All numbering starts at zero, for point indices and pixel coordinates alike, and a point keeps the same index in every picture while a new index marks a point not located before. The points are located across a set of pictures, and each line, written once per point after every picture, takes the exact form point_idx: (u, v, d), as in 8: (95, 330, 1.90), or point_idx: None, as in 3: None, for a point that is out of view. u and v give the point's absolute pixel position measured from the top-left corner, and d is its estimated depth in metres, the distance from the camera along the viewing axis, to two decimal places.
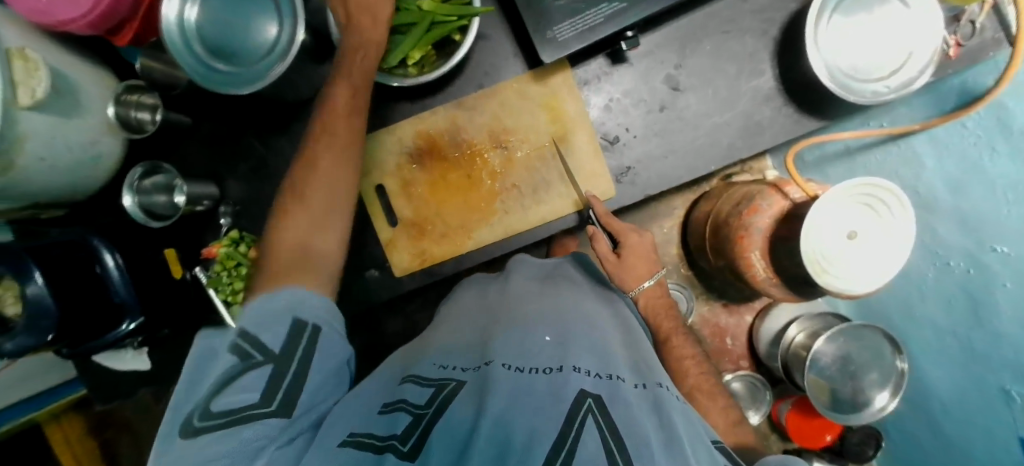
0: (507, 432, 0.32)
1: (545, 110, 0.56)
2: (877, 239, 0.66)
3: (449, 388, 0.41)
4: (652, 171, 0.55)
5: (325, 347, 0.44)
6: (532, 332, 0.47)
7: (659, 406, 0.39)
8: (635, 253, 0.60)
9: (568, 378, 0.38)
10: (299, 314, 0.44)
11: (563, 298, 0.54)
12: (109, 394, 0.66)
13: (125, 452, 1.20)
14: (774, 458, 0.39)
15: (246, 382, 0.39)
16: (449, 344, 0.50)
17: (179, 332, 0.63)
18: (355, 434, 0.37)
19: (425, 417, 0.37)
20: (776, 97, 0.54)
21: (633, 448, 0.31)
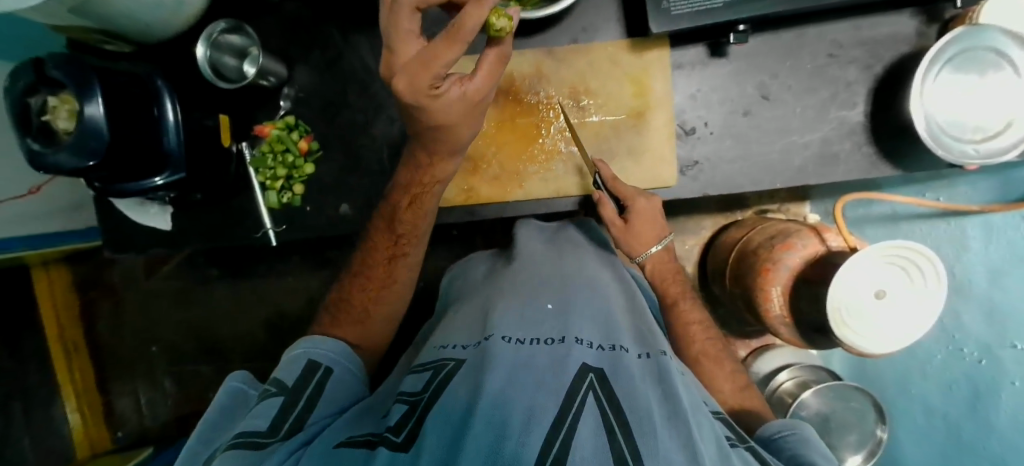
0: (506, 412, 0.30)
1: (631, 82, 0.58)
2: (904, 300, 0.65)
3: (447, 371, 0.39)
4: (717, 171, 0.57)
5: (333, 386, 0.45)
6: (535, 301, 0.46)
7: (663, 375, 0.37)
8: (644, 218, 0.57)
9: (571, 350, 0.37)
10: (313, 356, 0.47)
11: (572, 267, 0.54)
12: (122, 245, 0.66)
13: (105, 317, 1.20)
14: (779, 424, 0.45)
15: (260, 411, 0.39)
16: (451, 330, 0.49)
17: (208, 202, 0.64)
18: (354, 436, 0.35)
19: (421, 403, 0.36)
20: (861, 132, 0.55)
21: (635, 425, 0.30)
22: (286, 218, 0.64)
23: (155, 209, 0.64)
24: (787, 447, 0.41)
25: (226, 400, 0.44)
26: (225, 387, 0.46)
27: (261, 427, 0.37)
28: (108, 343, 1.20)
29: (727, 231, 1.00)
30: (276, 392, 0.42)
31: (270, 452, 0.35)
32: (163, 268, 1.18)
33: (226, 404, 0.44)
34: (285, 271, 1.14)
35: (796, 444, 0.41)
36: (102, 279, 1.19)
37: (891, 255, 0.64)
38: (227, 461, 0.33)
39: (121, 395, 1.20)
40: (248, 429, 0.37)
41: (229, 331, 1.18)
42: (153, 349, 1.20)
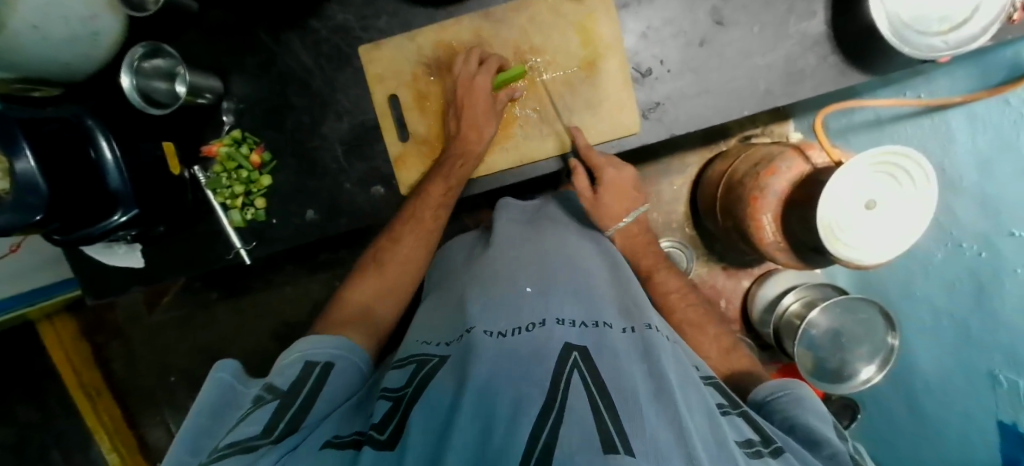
0: (491, 404, 0.30)
1: (577, 30, 0.56)
2: (894, 208, 0.64)
3: (429, 364, 0.40)
4: (681, 109, 0.56)
5: (332, 384, 0.43)
6: (513, 285, 0.48)
7: (648, 346, 0.39)
8: (614, 188, 0.58)
9: (551, 333, 0.39)
10: (310, 358, 0.45)
11: (549, 245, 0.56)
12: (101, 289, 0.65)
13: (117, 357, 1.20)
14: (774, 383, 0.46)
15: (254, 416, 0.37)
16: (428, 326, 0.51)
17: (174, 231, 0.63)
18: (341, 436, 0.34)
19: (404, 399, 0.36)
20: (824, 43, 0.52)
21: (621, 407, 0.30)
22: (253, 235, 0.63)
23: (123, 249, 0.63)
24: (780, 409, 0.43)
25: (219, 397, 0.42)
26: (216, 376, 0.44)
27: (253, 431, 0.35)
28: (125, 380, 1.21)
29: (712, 167, 0.98)
30: (271, 396, 0.40)
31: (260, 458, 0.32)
32: (163, 300, 1.18)
33: (217, 401, 0.42)
34: (283, 282, 1.14)
35: (785, 403, 0.43)
36: (105, 321, 1.19)
37: (890, 161, 0.62)
38: None
39: (150, 427, 1.22)
40: (238, 436, 0.35)
41: (240, 348, 1.18)
42: (170, 379, 1.21)
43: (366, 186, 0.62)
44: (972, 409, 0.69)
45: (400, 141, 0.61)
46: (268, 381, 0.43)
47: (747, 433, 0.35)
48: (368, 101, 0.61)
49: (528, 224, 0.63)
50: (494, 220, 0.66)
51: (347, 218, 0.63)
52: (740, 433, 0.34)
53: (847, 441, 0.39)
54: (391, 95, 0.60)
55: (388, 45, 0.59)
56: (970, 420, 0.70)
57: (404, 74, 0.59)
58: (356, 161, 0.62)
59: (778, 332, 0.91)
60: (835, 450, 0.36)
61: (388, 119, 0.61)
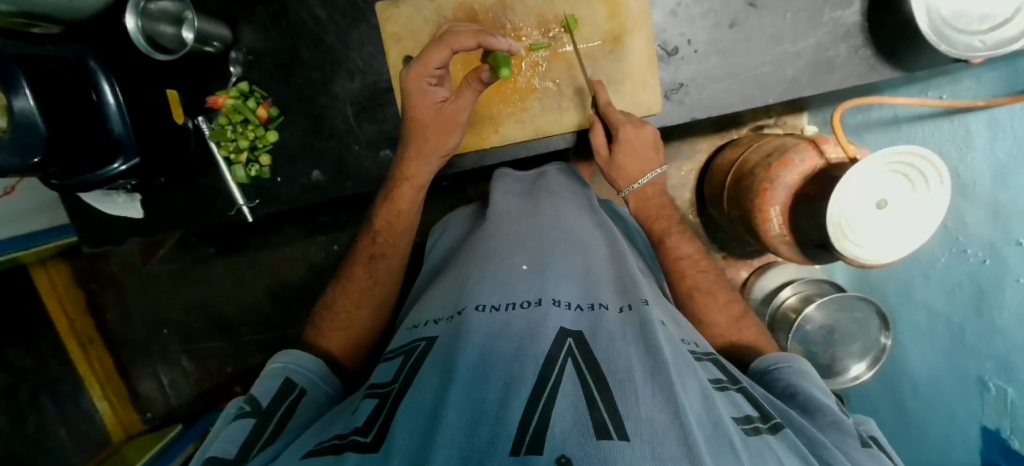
0: (480, 395, 0.30)
1: (603, 2, 0.53)
2: (904, 208, 0.64)
3: (419, 350, 0.41)
4: (705, 92, 0.55)
5: (302, 411, 0.44)
6: (508, 265, 0.48)
7: (644, 324, 0.39)
8: (629, 148, 0.54)
9: (547, 314, 0.39)
10: (290, 376, 0.47)
11: (544, 223, 0.55)
12: (99, 238, 0.64)
13: (110, 305, 1.20)
14: (775, 355, 0.48)
15: (228, 435, 0.39)
16: (426, 306, 0.50)
17: (176, 183, 0.62)
18: (324, 442, 0.34)
19: (391, 394, 0.37)
20: (857, 34, 0.51)
21: (616, 386, 0.30)
22: (257, 192, 0.62)
23: (122, 198, 0.61)
24: (783, 378, 0.44)
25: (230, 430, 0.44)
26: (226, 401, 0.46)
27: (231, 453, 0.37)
28: (119, 329, 1.21)
29: (722, 155, 0.97)
30: (249, 412, 0.42)
31: None
32: (159, 252, 1.18)
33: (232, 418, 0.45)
34: (280, 242, 1.14)
35: (790, 375, 0.44)
36: (100, 269, 1.19)
37: (910, 165, 0.62)
38: None
39: (141, 377, 1.23)
40: (215, 455, 0.37)
41: (233, 306, 1.19)
42: (163, 331, 1.22)
43: (375, 150, 0.61)
44: (957, 412, 0.72)
45: None
46: (253, 394, 0.44)
47: (745, 409, 0.35)
48: (383, 61, 0.58)
49: (527, 196, 0.64)
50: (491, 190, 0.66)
51: (355, 182, 0.62)
52: (739, 409, 0.35)
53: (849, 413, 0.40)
54: (406, 57, 0.58)
55: (406, 4, 0.56)
56: (951, 421, 0.73)
57: (421, 35, 0.57)
58: (368, 124, 0.60)
59: (771, 324, 0.91)
60: (837, 418, 0.38)
61: None
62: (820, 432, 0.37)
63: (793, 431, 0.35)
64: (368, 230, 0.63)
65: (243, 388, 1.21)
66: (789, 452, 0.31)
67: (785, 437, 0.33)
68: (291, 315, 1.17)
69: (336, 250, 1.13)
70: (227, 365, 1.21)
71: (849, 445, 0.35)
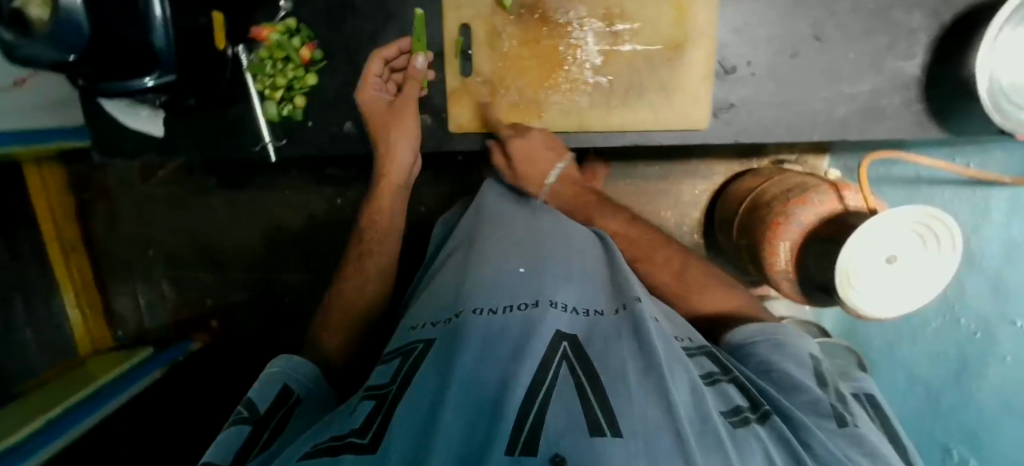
0: (480, 398, 0.31)
1: (673, 7, 0.52)
2: (915, 266, 0.65)
3: (416, 353, 0.39)
4: (752, 117, 0.55)
5: (297, 419, 0.43)
6: (506, 266, 0.46)
7: (636, 323, 0.38)
8: (523, 154, 0.56)
9: (544, 317, 0.38)
10: (288, 383, 0.46)
11: (546, 221, 0.54)
12: (112, 149, 0.62)
13: (100, 218, 1.18)
14: (752, 326, 0.46)
15: (223, 436, 0.38)
16: (420, 307, 0.48)
17: (203, 109, 0.60)
18: (319, 443, 0.33)
19: (389, 396, 0.35)
20: (914, 88, 0.51)
21: (609, 386, 0.31)
22: (286, 133, 0.61)
23: (146, 113, 0.59)
24: (759, 353, 0.43)
25: None
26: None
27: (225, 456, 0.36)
28: (106, 244, 1.19)
29: (740, 182, 0.98)
30: (246, 414, 0.41)
31: None
32: (159, 174, 1.15)
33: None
34: (284, 186, 1.12)
35: (764, 349, 0.43)
36: (95, 180, 1.16)
37: (922, 225, 0.63)
38: None
39: (120, 295, 1.22)
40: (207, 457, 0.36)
41: (226, 242, 1.18)
42: (149, 253, 1.20)
43: None
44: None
45: (460, 76, 0.57)
46: (250, 396, 0.43)
47: (734, 399, 0.35)
48: (438, 23, 0.57)
49: (521, 199, 0.60)
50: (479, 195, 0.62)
51: None
52: (728, 401, 0.35)
53: (826, 386, 0.39)
54: (463, 24, 0.56)
55: None
56: None
57: (482, 5, 0.55)
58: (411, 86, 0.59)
59: None
60: (815, 398, 0.37)
61: (454, 48, 0.57)
62: (800, 413, 0.36)
63: (777, 416, 0.35)
64: (388, 192, 0.62)
65: (220, 323, 1.21)
66: (778, 449, 0.31)
67: (775, 426, 0.33)
68: (281, 261, 1.17)
69: (339, 205, 1.12)
70: (208, 299, 1.20)
71: (828, 429, 0.35)
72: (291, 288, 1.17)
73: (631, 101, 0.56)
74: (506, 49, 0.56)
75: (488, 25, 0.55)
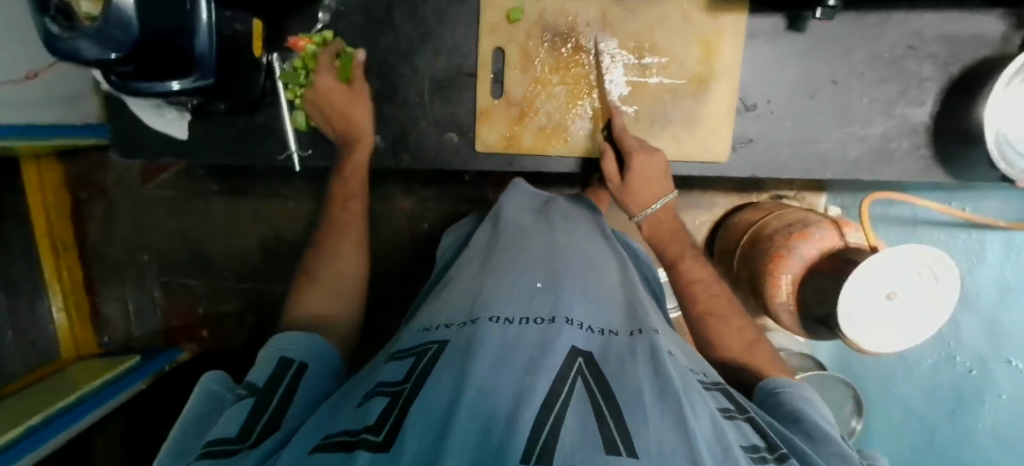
0: (492, 405, 0.27)
1: (700, 44, 0.55)
2: (914, 298, 0.66)
3: (430, 354, 0.36)
4: (770, 152, 0.57)
5: (305, 386, 0.41)
6: (523, 279, 0.43)
7: (654, 350, 0.35)
8: (642, 176, 0.54)
9: (560, 332, 0.35)
10: (285, 354, 0.43)
11: (562, 237, 0.52)
12: (133, 151, 0.62)
13: (95, 217, 1.15)
14: (778, 380, 0.45)
15: (228, 416, 0.35)
16: (435, 311, 0.44)
17: (229, 115, 0.61)
18: (330, 437, 0.29)
19: (404, 394, 0.31)
20: (922, 133, 0.55)
21: (626, 407, 0.29)
22: (312, 143, 0.61)
23: (172, 114, 0.60)
24: (790, 402, 0.42)
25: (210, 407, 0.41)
26: (199, 389, 0.42)
27: (230, 431, 0.33)
28: (98, 244, 1.17)
29: (741, 215, 0.99)
30: (246, 394, 0.38)
31: (239, 458, 0.30)
32: (161, 176, 1.14)
33: (202, 403, 0.41)
34: (286, 195, 1.12)
35: (795, 399, 0.42)
36: (93, 180, 1.13)
37: (925, 268, 0.65)
38: None
39: (108, 299, 1.18)
40: (212, 437, 0.32)
41: (222, 248, 1.16)
42: (143, 258, 1.18)
43: (440, 132, 0.62)
44: None
45: (491, 98, 0.59)
46: (246, 377, 0.40)
47: (751, 437, 0.33)
48: (472, 45, 0.59)
49: (538, 215, 0.58)
50: (501, 201, 0.62)
51: (411, 156, 0.63)
52: (745, 438, 0.32)
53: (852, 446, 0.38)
54: (497, 48, 0.58)
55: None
56: None
57: (518, 31, 0.57)
58: (443, 104, 0.61)
59: None
60: (846, 453, 0.36)
61: (486, 71, 0.59)
62: (826, 463, 0.35)
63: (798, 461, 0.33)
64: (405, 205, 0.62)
65: (211, 333, 1.18)
66: None
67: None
68: (279, 271, 1.15)
69: None
70: (200, 306, 1.18)
71: None
72: (286, 299, 1.16)
73: (656, 130, 0.58)
74: (538, 75, 0.58)
75: (520, 50, 0.57)
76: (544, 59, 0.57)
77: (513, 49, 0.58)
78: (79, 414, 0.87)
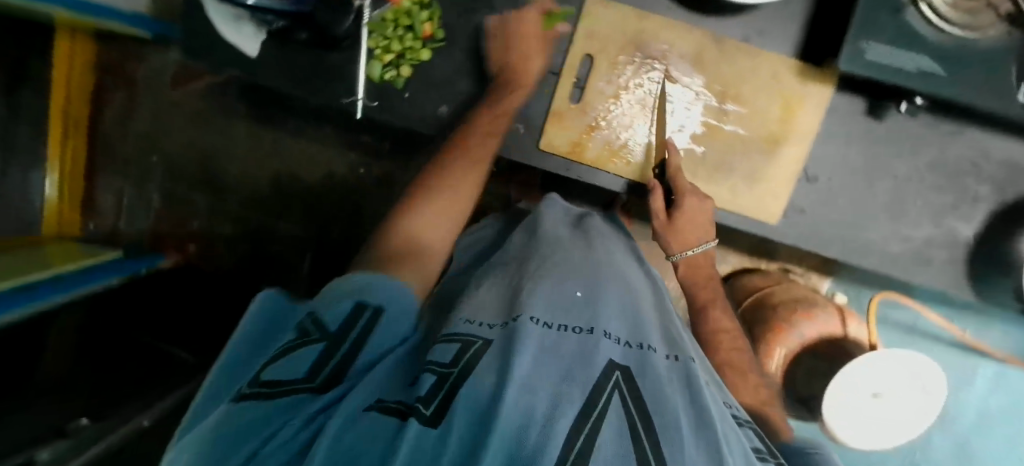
0: (531, 406, 0.27)
1: (781, 103, 0.57)
2: (902, 400, 0.68)
3: (474, 347, 0.34)
4: (815, 227, 0.58)
5: (377, 337, 0.37)
6: (562, 285, 0.43)
7: (690, 380, 0.35)
8: (688, 217, 0.57)
9: (598, 343, 0.35)
10: (364, 297, 0.39)
11: (602, 255, 0.52)
12: (191, 51, 0.61)
13: (115, 104, 1.13)
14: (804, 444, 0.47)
15: (298, 355, 0.32)
16: (469, 303, 0.44)
17: (305, 46, 0.60)
18: (385, 402, 0.29)
19: (452, 377, 0.30)
20: (959, 247, 0.57)
21: (661, 428, 0.28)
22: (378, 95, 0.61)
23: (247, 29, 0.59)
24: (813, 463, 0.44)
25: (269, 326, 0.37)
26: (255, 307, 0.38)
27: (298, 373, 0.30)
28: (109, 131, 1.14)
29: (748, 278, 0.98)
30: (319, 333, 0.34)
31: (299, 407, 0.28)
32: (193, 84, 1.11)
33: (263, 322, 0.37)
34: (313, 138, 1.11)
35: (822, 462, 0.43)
36: (124, 68, 1.11)
37: (915, 374, 0.68)
38: (254, 412, 0.27)
39: (104, 187, 1.15)
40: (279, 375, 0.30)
41: (233, 172, 1.14)
42: (151, 159, 1.15)
43: None
44: None
45: (568, 99, 0.59)
46: (318, 308, 0.37)
47: None
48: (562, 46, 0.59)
49: (576, 230, 0.58)
50: (539, 211, 0.62)
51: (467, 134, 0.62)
52: None
53: None
54: (586, 55, 0.58)
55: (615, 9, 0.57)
56: None
57: (611, 44, 0.58)
58: None
59: None
60: None
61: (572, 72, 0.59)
62: None
63: None
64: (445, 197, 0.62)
65: (198, 249, 1.16)
66: None
67: None
68: (286, 209, 1.14)
69: (361, 174, 1.12)
70: (195, 221, 1.16)
71: None
72: (285, 239, 1.15)
73: (717, 175, 0.59)
74: (620, 90, 0.58)
75: (611, 61, 0.58)
76: (630, 77, 0.58)
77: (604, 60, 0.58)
78: (102, 277, 0.87)
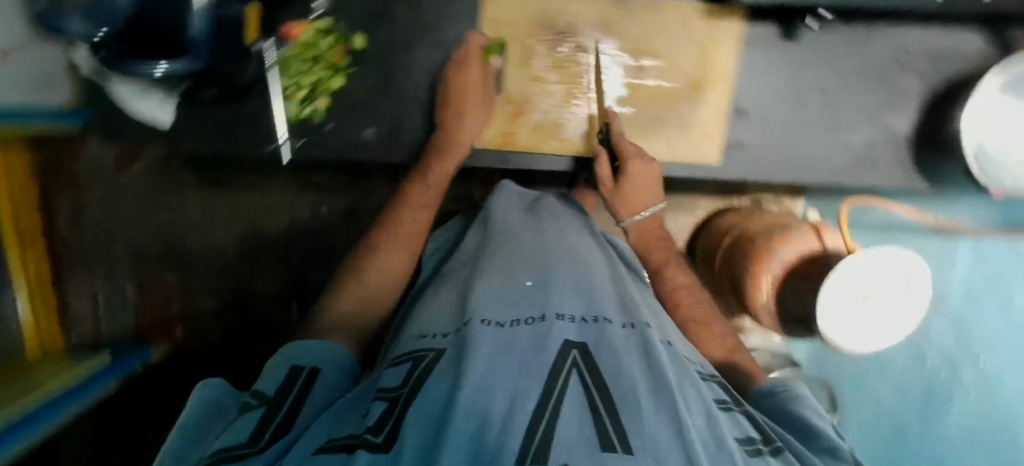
0: (487, 407, 0.26)
1: (699, 48, 0.61)
2: (890, 295, 0.69)
3: (427, 361, 0.34)
4: (759, 155, 0.63)
5: (319, 391, 0.38)
6: (514, 278, 0.43)
7: (645, 344, 0.36)
8: (636, 183, 0.57)
9: (551, 328, 0.35)
10: (296, 361, 0.41)
11: (552, 235, 0.52)
12: (110, 135, 0.61)
13: (61, 204, 1.09)
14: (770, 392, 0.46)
15: (237, 426, 0.32)
16: (425, 317, 0.44)
17: (217, 101, 0.60)
18: (335, 439, 0.29)
19: (400, 400, 0.31)
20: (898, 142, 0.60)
21: (621, 400, 0.29)
22: (302, 133, 0.62)
23: (151, 101, 0.57)
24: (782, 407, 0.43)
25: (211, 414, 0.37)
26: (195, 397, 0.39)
27: (239, 439, 0.31)
28: (66, 234, 1.10)
29: (723, 218, 1.00)
30: (256, 403, 0.35)
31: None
32: (137, 164, 1.09)
33: (204, 409, 0.37)
34: (268, 188, 1.09)
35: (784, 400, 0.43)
36: (63, 167, 1.07)
37: (899, 268, 0.68)
38: None
39: (76, 292, 1.12)
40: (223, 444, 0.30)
41: (197, 244, 1.13)
42: (113, 250, 1.13)
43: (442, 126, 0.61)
44: None
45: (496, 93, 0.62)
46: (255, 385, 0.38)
47: (747, 429, 0.34)
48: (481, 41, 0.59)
49: (527, 215, 0.58)
50: (489, 201, 0.62)
51: None
52: (742, 431, 0.33)
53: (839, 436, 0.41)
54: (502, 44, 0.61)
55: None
56: None
57: (523, 31, 0.61)
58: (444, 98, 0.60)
59: None
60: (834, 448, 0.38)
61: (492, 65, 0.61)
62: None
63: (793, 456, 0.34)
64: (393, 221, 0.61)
65: (186, 331, 1.13)
66: None
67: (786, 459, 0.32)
68: (262, 266, 1.13)
69: (325, 213, 1.11)
70: (174, 302, 1.14)
71: None
72: (268, 295, 1.13)
73: (655, 130, 0.63)
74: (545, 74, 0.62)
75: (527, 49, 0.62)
76: (552, 59, 0.62)
77: (526, 51, 0.62)
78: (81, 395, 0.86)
